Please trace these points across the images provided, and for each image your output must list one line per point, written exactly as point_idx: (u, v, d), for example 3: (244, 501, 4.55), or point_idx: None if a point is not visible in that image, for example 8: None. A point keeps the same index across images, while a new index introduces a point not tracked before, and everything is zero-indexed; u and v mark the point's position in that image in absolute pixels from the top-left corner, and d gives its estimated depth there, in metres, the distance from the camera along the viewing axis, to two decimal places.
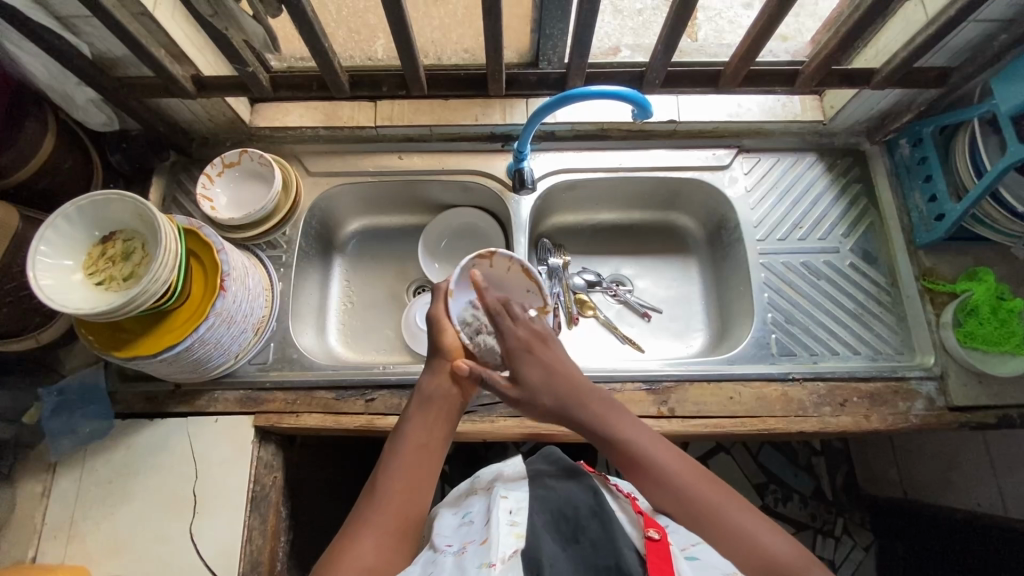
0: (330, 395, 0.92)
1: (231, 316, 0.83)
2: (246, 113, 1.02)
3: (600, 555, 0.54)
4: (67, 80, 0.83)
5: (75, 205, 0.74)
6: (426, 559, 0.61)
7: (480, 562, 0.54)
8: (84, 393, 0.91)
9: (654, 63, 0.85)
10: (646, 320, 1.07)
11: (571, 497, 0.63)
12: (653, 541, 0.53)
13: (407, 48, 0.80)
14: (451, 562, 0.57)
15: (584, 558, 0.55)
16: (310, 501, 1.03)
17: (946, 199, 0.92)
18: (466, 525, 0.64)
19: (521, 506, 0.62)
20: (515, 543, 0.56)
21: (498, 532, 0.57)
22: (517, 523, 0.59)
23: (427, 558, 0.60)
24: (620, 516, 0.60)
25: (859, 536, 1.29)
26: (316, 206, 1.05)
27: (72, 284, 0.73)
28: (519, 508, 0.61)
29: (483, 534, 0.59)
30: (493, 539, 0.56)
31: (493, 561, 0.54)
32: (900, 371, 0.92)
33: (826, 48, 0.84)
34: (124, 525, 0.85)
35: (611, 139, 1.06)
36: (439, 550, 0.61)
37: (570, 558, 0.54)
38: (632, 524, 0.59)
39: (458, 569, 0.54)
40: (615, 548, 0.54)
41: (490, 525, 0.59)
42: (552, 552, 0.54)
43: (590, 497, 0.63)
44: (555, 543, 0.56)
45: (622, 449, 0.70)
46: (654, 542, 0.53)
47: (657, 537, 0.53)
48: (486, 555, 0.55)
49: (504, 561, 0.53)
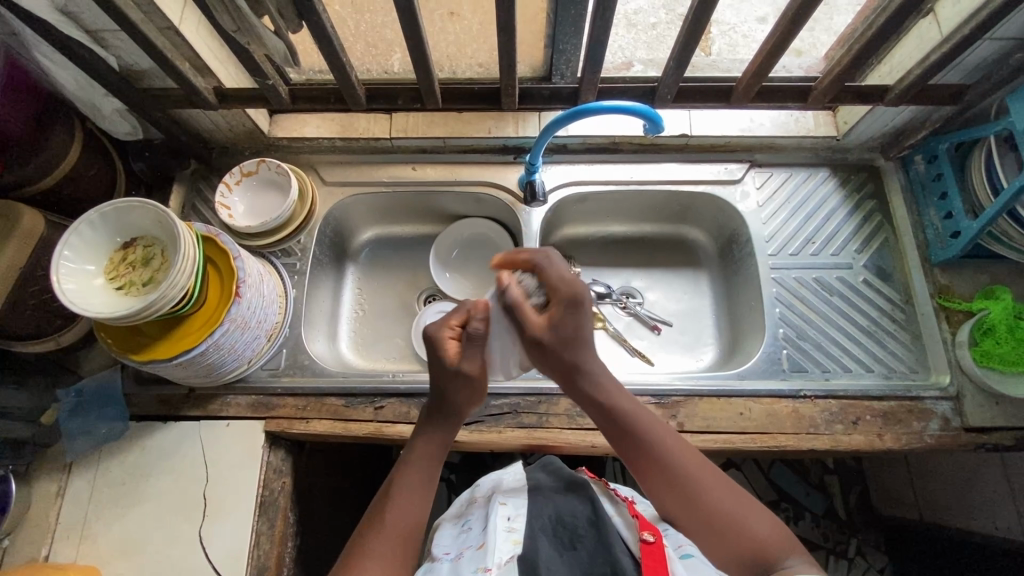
0: (339, 402, 0.92)
1: (246, 321, 0.85)
2: (265, 124, 1.05)
3: (595, 559, 0.56)
4: (94, 91, 0.86)
5: (99, 212, 0.76)
6: (425, 569, 0.63)
7: (476, 567, 0.56)
8: (100, 395, 0.93)
9: (666, 78, 0.86)
10: (656, 333, 1.07)
11: (568, 502, 0.65)
12: (648, 543, 0.54)
13: (423, 63, 0.82)
14: (448, 567, 0.59)
15: (580, 562, 0.56)
16: (317, 507, 1.04)
17: (962, 216, 0.91)
18: (464, 532, 0.66)
19: (519, 513, 0.63)
20: (512, 550, 0.57)
21: (496, 537, 0.59)
22: (515, 530, 0.60)
23: (426, 568, 0.62)
24: (616, 520, 0.62)
25: (874, 558, 1.27)
26: (331, 215, 1.06)
27: (94, 288, 0.75)
28: (517, 515, 0.62)
29: (480, 539, 0.61)
30: (491, 544, 0.58)
31: (488, 566, 0.55)
32: (915, 390, 0.90)
33: (839, 64, 0.83)
34: (136, 526, 0.86)
35: (622, 152, 1.07)
36: (437, 559, 0.63)
37: (565, 562, 0.56)
38: (628, 527, 0.60)
39: None
40: (610, 548, 0.56)
41: (488, 531, 0.61)
42: (548, 558, 0.55)
43: (588, 503, 0.64)
44: (551, 548, 0.57)
45: (617, 433, 0.71)
46: (648, 544, 0.54)
47: (651, 539, 0.54)
48: (482, 559, 0.57)
49: (499, 566, 0.55)
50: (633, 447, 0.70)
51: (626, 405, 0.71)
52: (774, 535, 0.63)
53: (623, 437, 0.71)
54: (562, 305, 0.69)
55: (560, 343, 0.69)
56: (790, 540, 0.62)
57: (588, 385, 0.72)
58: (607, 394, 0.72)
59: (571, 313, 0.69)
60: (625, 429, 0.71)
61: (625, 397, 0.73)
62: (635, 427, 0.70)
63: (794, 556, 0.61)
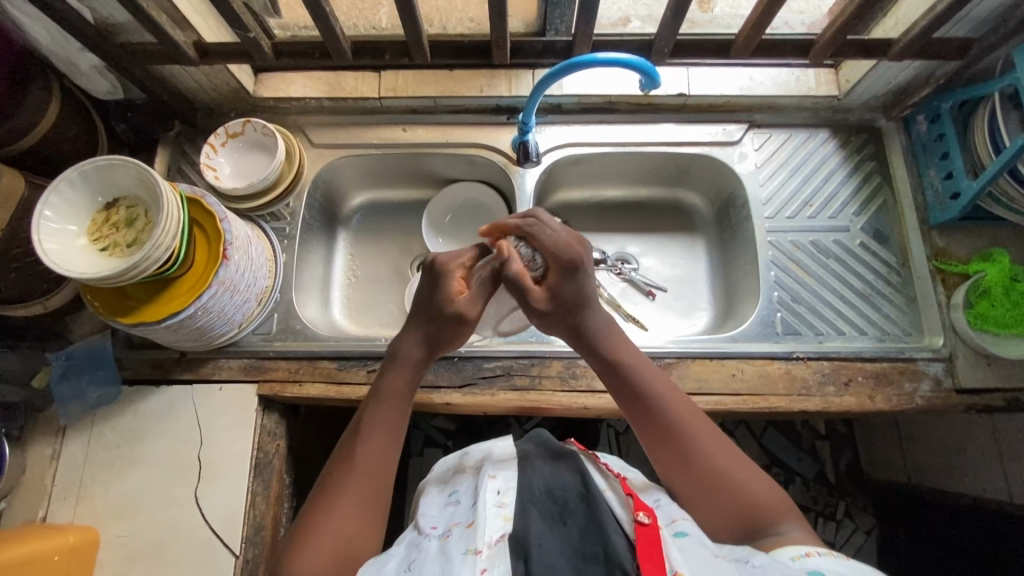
0: (333, 365, 0.92)
1: (234, 285, 0.84)
2: (250, 83, 1.01)
3: (586, 538, 0.56)
4: (69, 44, 0.83)
5: (80, 170, 0.74)
6: (409, 540, 0.63)
7: (465, 548, 0.56)
8: (92, 359, 0.92)
9: (663, 31, 0.82)
10: (651, 298, 1.07)
11: (559, 478, 0.64)
12: (643, 525, 0.54)
13: (410, 14, 0.79)
14: (436, 546, 0.59)
15: (571, 539, 0.56)
16: (312, 470, 1.05)
17: (961, 176, 0.89)
18: (451, 505, 0.67)
19: (509, 486, 0.63)
20: (502, 527, 0.58)
21: (485, 514, 0.59)
22: (506, 505, 0.60)
23: (411, 540, 0.63)
24: (608, 495, 0.62)
25: (861, 520, 1.30)
26: (320, 178, 1.04)
27: (76, 249, 0.74)
28: (507, 488, 0.63)
29: (470, 517, 0.61)
30: (479, 523, 0.58)
31: (478, 547, 0.55)
32: (908, 352, 0.91)
33: (843, 16, 0.80)
34: (132, 488, 0.87)
35: (618, 112, 1.04)
36: (423, 532, 0.63)
37: (557, 538, 0.56)
38: (621, 505, 0.60)
39: (444, 555, 0.56)
40: (603, 529, 0.56)
41: (477, 509, 0.61)
42: (539, 532, 0.56)
43: (578, 477, 0.64)
44: (543, 523, 0.57)
45: (627, 391, 0.73)
46: (644, 526, 0.54)
47: (646, 522, 0.54)
48: (472, 541, 0.56)
49: (489, 547, 0.55)
50: (642, 406, 0.72)
51: (641, 369, 0.74)
52: (769, 495, 0.65)
53: (632, 397, 0.72)
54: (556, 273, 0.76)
55: (569, 305, 0.75)
56: (784, 501, 0.64)
57: (605, 348, 0.75)
58: (623, 356, 0.74)
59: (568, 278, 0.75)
60: (636, 386, 0.72)
61: (641, 363, 0.74)
62: (644, 387, 0.72)
63: (788, 517, 0.63)
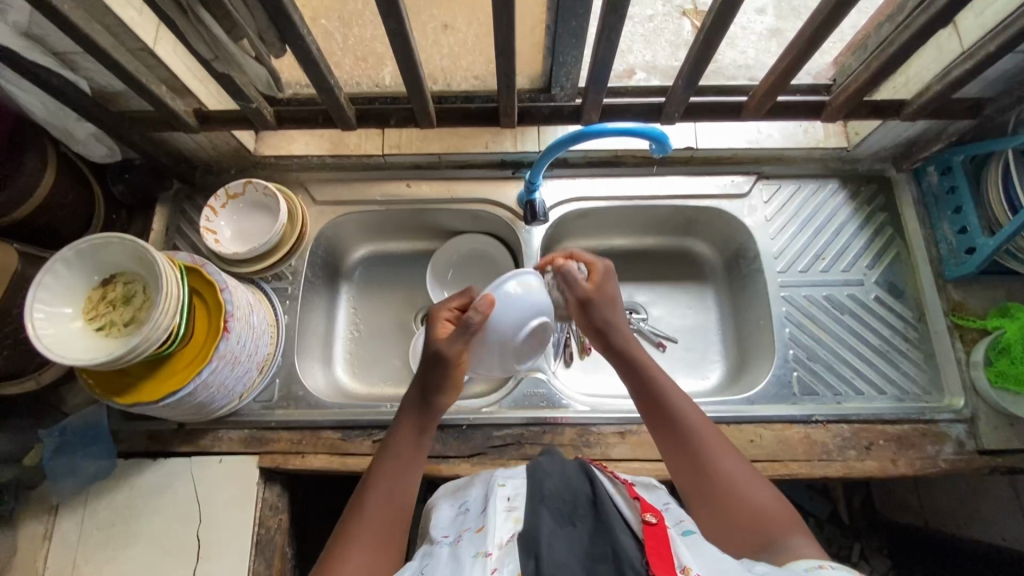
0: (336, 435, 0.89)
1: (236, 357, 0.81)
2: (250, 142, 1.00)
3: (595, 540, 0.51)
4: (66, 116, 0.81)
5: (75, 249, 0.72)
6: (422, 553, 0.59)
7: (476, 550, 0.54)
8: (85, 433, 0.89)
9: (675, 95, 0.81)
10: (661, 350, 1.04)
11: (565, 477, 0.61)
12: (651, 525, 0.51)
13: (416, 83, 0.77)
14: (445, 551, 0.56)
15: (578, 541, 0.51)
16: (314, 536, 1.00)
17: (976, 232, 0.88)
18: (461, 513, 0.64)
19: (518, 493, 0.62)
20: (512, 528, 0.56)
21: (495, 518, 0.57)
22: (515, 509, 0.59)
23: (424, 551, 0.59)
24: (616, 498, 0.58)
25: (878, 563, 1.18)
26: (323, 235, 1.02)
27: (72, 332, 0.71)
28: (516, 494, 0.62)
29: (478, 521, 0.59)
30: (490, 526, 0.56)
31: (489, 549, 0.53)
32: (929, 413, 0.88)
33: (856, 82, 0.79)
34: (126, 570, 0.83)
35: (625, 165, 1.03)
36: (435, 541, 0.60)
37: (564, 537, 0.52)
38: (629, 506, 0.56)
39: (455, 559, 0.54)
40: (612, 531, 0.51)
41: (487, 514, 0.59)
42: (548, 532, 0.52)
43: (586, 479, 0.60)
44: (550, 523, 0.53)
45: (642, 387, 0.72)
46: (652, 526, 0.51)
47: (654, 521, 0.51)
48: (482, 543, 0.54)
49: (499, 548, 0.53)
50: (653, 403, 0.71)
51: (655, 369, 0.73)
52: (778, 510, 0.60)
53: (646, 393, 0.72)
54: (599, 275, 0.79)
55: (601, 303, 0.77)
56: (793, 517, 0.60)
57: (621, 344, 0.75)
58: (636, 351, 0.75)
59: (607, 279, 0.79)
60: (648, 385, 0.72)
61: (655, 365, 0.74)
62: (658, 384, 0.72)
63: (797, 531, 0.58)
